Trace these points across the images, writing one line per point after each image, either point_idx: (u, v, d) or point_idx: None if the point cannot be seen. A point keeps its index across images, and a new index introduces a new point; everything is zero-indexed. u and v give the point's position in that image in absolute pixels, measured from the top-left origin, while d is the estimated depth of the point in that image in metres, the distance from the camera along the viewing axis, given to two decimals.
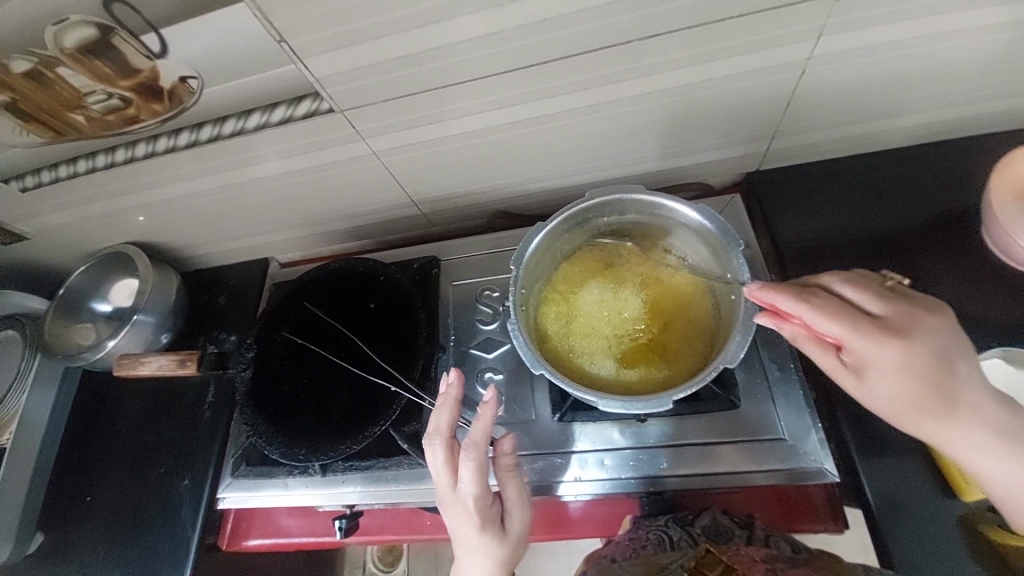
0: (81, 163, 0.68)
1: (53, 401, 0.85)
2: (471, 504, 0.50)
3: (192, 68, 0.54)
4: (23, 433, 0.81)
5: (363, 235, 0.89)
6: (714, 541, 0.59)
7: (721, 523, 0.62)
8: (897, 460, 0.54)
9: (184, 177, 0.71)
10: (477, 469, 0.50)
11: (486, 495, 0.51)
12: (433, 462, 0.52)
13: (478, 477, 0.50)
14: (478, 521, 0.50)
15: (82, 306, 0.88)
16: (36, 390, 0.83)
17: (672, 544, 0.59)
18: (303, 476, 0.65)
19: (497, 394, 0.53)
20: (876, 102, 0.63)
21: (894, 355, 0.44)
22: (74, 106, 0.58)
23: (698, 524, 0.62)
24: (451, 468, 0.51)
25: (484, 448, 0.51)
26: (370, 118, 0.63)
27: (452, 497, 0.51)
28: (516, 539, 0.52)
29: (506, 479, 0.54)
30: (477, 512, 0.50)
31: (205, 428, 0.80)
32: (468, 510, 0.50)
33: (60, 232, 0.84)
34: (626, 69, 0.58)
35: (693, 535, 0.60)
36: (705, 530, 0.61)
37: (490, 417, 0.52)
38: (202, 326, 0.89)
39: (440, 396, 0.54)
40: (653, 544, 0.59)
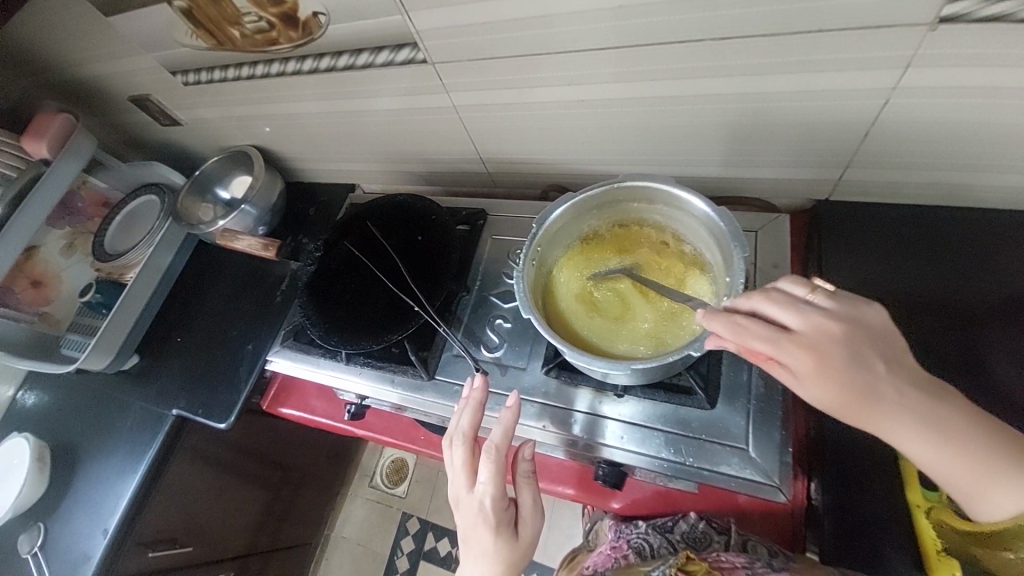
0: (230, 71, 0.84)
1: (171, 259, 1.06)
2: (485, 504, 0.55)
3: (324, 6, 0.66)
4: (146, 275, 1.01)
5: (434, 181, 0.99)
6: (693, 548, 0.67)
7: (699, 530, 0.68)
8: (868, 521, 0.57)
9: (302, 97, 0.85)
10: (493, 473, 0.55)
11: (501, 499, 0.55)
12: (455, 460, 0.58)
13: (495, 480, 0.55)
14: (492, 523, 0.55)
15: (207, 189, 1.08)
16: (162, 246, 1.03)
17: (654, 550, 0.69)
18: (330, 361, 0.77)
19: (518, 401, 0.57)
20: (969, 153, 0.59)
21: (812, 354, 0.44)
22: (233, 23, 0.73)
23: (678, 531, 0.69)
24: (470, 468, 0.57)
25: (502, 454, 0.55)
26: (456, 73, 0.71)
27: (468, 498, 0.56)
28: (527, 543, 0.56)
29: (523, 487, 0.58)
30: (490, 514, 0.55)
31: (273, 309, 0.97)
32: (483, 512, 0.55)
33: (205, 125, 1.03)
34: (696, 67, 0.60)
35: (672, 542, 0.69)
36: (683, 537, 0.69)
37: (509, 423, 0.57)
38: (290, 228, 1.06)
39: (464, 399, 0.60)
40: (635, 553, 0.69)
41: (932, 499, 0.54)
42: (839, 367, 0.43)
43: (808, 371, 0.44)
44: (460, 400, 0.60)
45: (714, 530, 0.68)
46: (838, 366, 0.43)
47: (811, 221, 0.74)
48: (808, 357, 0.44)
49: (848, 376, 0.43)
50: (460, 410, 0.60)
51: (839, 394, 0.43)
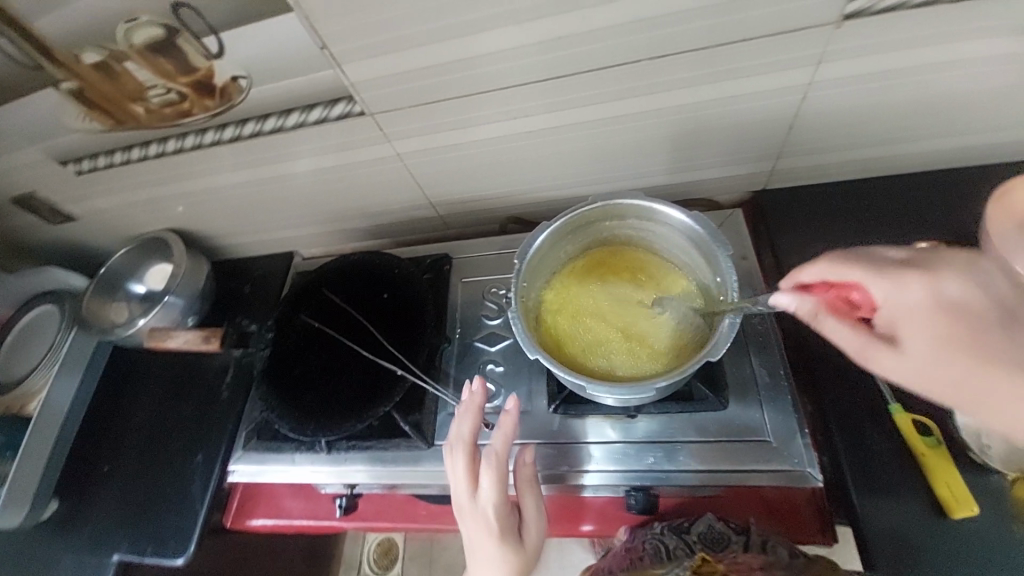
0: (134, 152, 0.75)
1: (77, 386, 0.89)
2: (489, 512, 0.53)
3: (244, 69, 0.61)
4: (45, 418, 0.84)
5: (382, 234, 0.94)
6: (710, 548, 0.61)
7: (717, 531, 0.63)
8: (894, 493, 0.56)
9: (225, 169, 0.78)
10: (496, 478, 0.53)
11: (505, 503, 0.53)
12: (454, 469, 0.55)
13: (497, 486, 0.54)
14: (496, 529, 0.52)
15: (118, 286, 0.95)
16: (61, 376, 0.87)
17: (667, 554, 0.62)
18: (308, 453, 0.68)
19: (519, 405, 0.56)
20: (876, 129, 0.66)
21: (922, 310, 0.45)
22: (136, 98, 0.65)
23: (694, 532, 0.64)
24: (470, 475, 0.54)
25: (503, 457, 0.54)
26: (397, 121, 0.68)
27: (472, 506, 0.53)
28: (532, 548, 0.54)
29: (525, 492, 0.57)
30: (494, 520, 0.53)
31: (221, 406, 0.84)
32: (486, 519, 0.53)
33: (107, 216, 0.91)
34: (635, 86, 0.62)
35: (688, 543, 0.63)
36: (701, 539, 0.63)
37: (510, 427, 0.55)
38: (226, 311, 0.94)
39: (463, 404, 0.58)
40: (650, 556, 0.63)
41: (928, 443, 0.56)
42: (959, 324, 0.43)
43: (914, 328, 0.45)
44: (459, 407, 0.58)
45: (732, 530, 0.62)
46: (956, 322, 0.43)
47: (755, 211, 0.80)
48: (917, 313, 0.45)
49: (966, 328, 0.43)
50: (458, 416, 0.57)
51: (964, 360, 0.43)
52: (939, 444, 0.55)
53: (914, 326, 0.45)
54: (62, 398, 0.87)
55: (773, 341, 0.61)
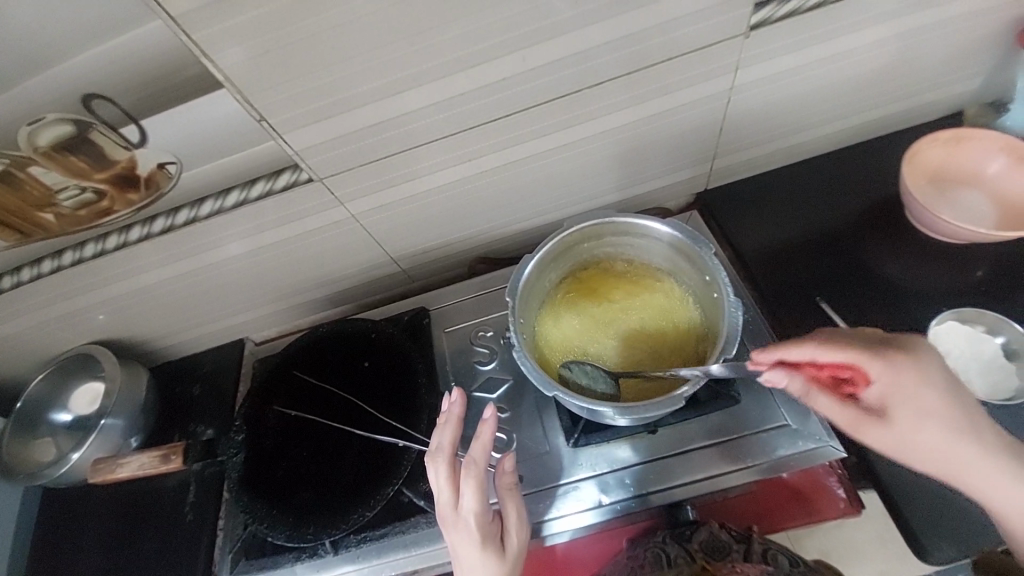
0: (46, 264, 0.67)
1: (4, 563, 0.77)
2: (472, 522, 0.50)
3: (172, 154, 0.56)
4: None
5: (343, 300, 0.89)
6: (712, 559, 0.60)
7: (720, 539, 0.61)
8: None
9: (157, 265, 0.71)
10: (479, 488, 0.50)
11: (486, 512, 0.51)
12: (436, 480, 0.52)
13: (479, 495, 0.50)
14: (478, 539, 0.50)
15: (38, 419, 0.81)
16: None
17: (669, 563, 0.60)
18: (312, 560, 0.60)
19: (497, 413, 0.53)
20: (790, 120, 0.74)
21: (911, 393, 0.48)
22: (43, 205, 0.58)
23: (696, 539, 0.61)
24: (451, 485, 0.51)
25: (483, 465, 0.51)
26: (348, 183, 0.66)
27: (454, 516, 0.50)
28: (517, 556, 0.52)
29: (507, 498, 0.54)
30: (477, 530, 0.50)
31: (189, 532, 0.72)
32: (468, 530, 0.50)
33: (15, 341, 0.79)
34: (579, 113, 0.65)
35: (690, 551, 0.60)
36: (702, 547, 0.60)
37: (490, 435, 0.52)
38: (176, 421, 0.83)
39: (441, 415, 0.54)
40: (651, 563, 0.61)
41: None
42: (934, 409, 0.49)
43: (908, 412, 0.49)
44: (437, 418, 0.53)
45: (734, 538, 0.62)
46: (940, 411, 0.49)
47: (704, 210, 0.84)
48: (901, 395, 0.48)
49: (947, 415, 0.49)
50: (437, 428, 0.53)
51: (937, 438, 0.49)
52: None
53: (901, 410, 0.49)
54: None
55: None
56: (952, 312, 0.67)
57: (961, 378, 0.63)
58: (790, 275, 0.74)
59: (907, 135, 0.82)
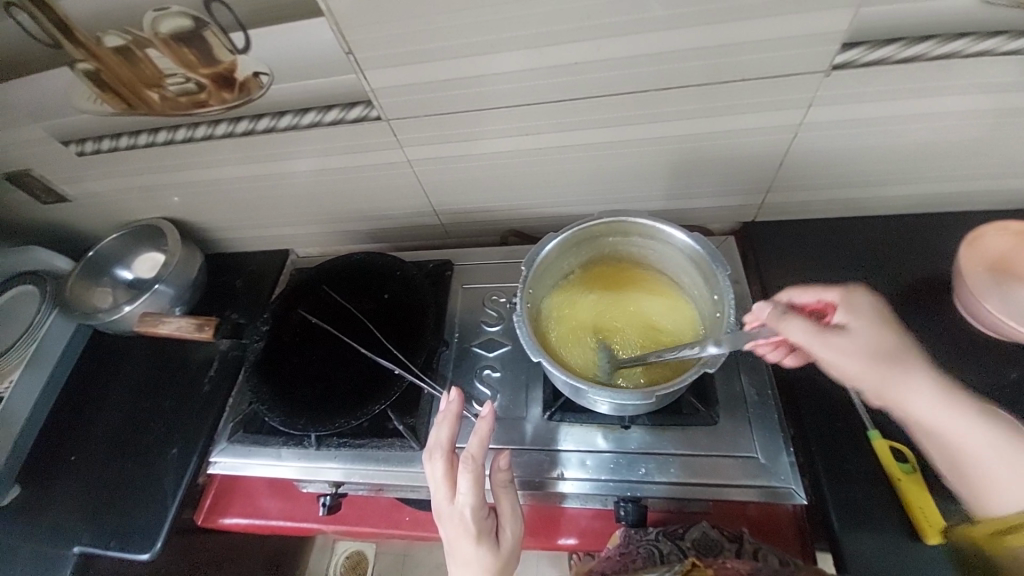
0: (142, 137, 0.76)
1: (42, 389, 0.87)
2: (467, 515, 0.53)
3: (266, 66, 0.63)
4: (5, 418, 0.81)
5: (382, 238, 0.95)
6: (703, 555, 0.62)
7: (711, 537, 0.63)
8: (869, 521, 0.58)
9: (232, 162, 0.79)
10: (473, 482, 0.53)
11: (482, 507, 0.54)
12: (433, 474, 0.55)
13: (474, 489, 0.54)
14: (474, 533, 0.53)
15: (104, 271, 0.93)
16: (26, 377, 0.85)
17: (662, 558, 0.62)
18: (297, 449, 0.67)
19: (493, 410, 0.56)
20: (855, 170, 0.72)
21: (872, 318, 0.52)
22: (153, 85, 0.66)
23: (688, 538, 0.64)
24: (448, 479, 0.55)
25: (479, 462, 0.54)
26: (411, 129, 0.70)
27: (450, 509, 0.54)
28: (510, 550, 0.55)
29: (502, 494, 0.57)
30: (472, 524, 0.53)
31: (203, 400, 0.82)
32: (464, 523, 0.53)
33: (103, 200, 0.91)
34: (642, 114, 0.66)
35: (683, 548, 0.63)
36: (694, 544, 0.63)
37: (486, 432, 0.55)
38: (216, 304, 0.93)
39: (440, 412, 0.58)
40: (643, 558, 0.62)
41: (904, 470, 0.59)
42: (921, 365, 0.50)
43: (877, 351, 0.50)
44: (437, 414, 0.58)
45: (725, 538, 0.63)
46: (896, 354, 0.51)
47: (743, 240, 0.84)
48: (874, 329, 0.51)
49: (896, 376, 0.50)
50: (436, 424, 0.58)
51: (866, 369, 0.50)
52: (915, 470, 0.59)
53: (879, 348, 0.50)
54: (26, 397, 0.85)
55: (762, 363, 0.65)
56: None
57: None
58: None
59: (978, 217, 0.78)
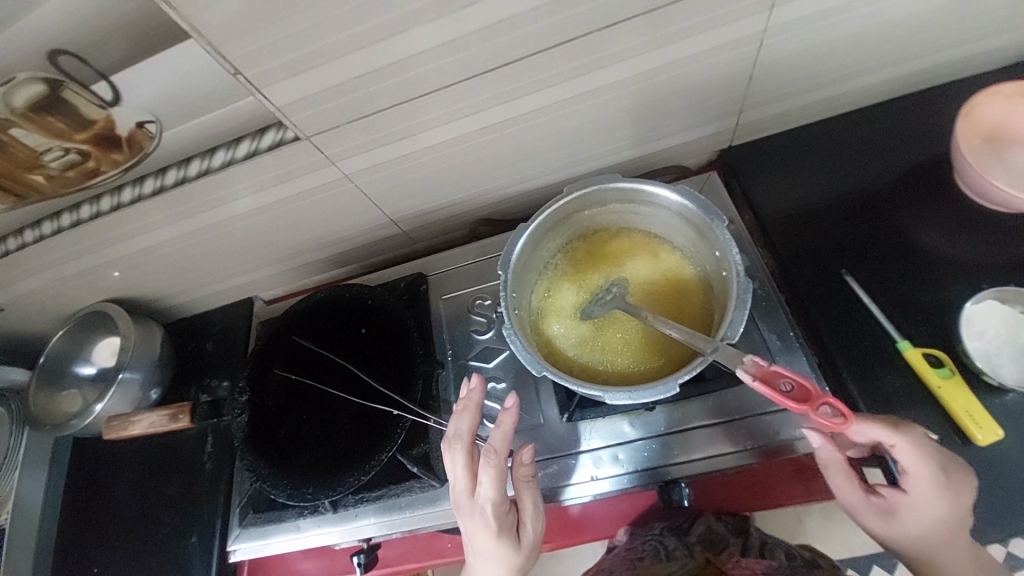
0: (46, 225, 0.67)
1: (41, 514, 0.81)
2: (488, 510, 0.49)
3: (149, 112, 0.53)
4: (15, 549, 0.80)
5: (346, 261, 0.87)
6: (710, 551, 0.65)
7: (716, 530, 0.66)
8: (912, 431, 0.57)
9: (157, 225, 0.70)
10: (495, 477, 0.49)
11: (503, 502, 0.50)
12: (453, 464, 0.51)
13: (495, 484, 0.49)
14: (494, 528, 0.49)
15: (64, 372, 0.85)
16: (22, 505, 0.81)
17: (671, 559, 0.63)
18: (314, 516, 0.63)
19: (519, 402, 0.50)
20: (833, 65, 0.65)
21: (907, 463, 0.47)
22: (31, 167, 0.57)
23: (694, 532, 0.66)
24: (468, 472, 0.50)
25: (503, 457, 0.49)
26: (338, 141, 0.62)
27: (471, 503, 0.50)
28: (530, 548, 0.51)
29: (524, 489, 0.52)
30: (492, 519, 0.49)
31: (207, 479, 0.77)
32: (484, 517, 0.49)
33: (34, 298, 0.82)
34: (588, 60, 0.58)
35: (689, 544, 0.65)
36: (700, 539, 0.65)
37: (511, 425, 0.50)
38: (192, 375, 0.86)
39: (461, 400, 0.53)
40: (651, 555, 0.64)
41: (941, 375, 0.58)
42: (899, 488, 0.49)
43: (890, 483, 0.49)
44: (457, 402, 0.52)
45: (730, 531, 0.67)
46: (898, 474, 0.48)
47: (725, 169, 0.78)
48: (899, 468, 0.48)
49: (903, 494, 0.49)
50: (456, 412, 0.52)
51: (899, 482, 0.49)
52: (952, 373, 0.58)
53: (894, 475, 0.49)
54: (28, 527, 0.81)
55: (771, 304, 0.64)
56: (991, 290, 0.59)
57: (991, 363, 0.57)
58: (814, 242, 0.68)
59: (971, 83, 0.71)
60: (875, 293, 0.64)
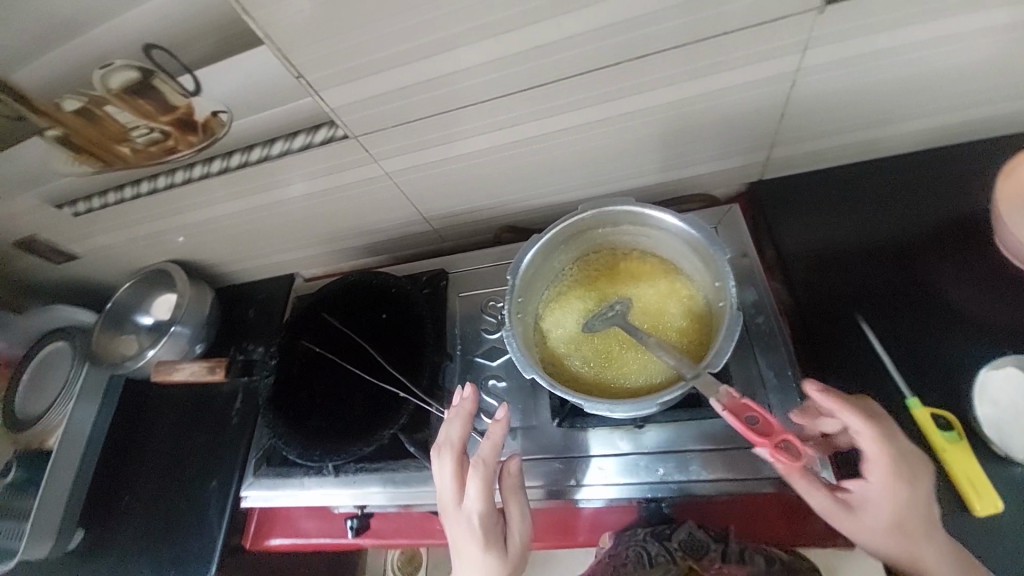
0: (127, 191, 0.77)
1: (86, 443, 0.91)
2: (475, 518, 0.51)
3: (223, 104, 0.61)
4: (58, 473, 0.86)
5: (379, 251, 0.94)
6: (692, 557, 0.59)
7: (698, 538, 0.61)
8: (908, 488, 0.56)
9: (219, 200, 0.79)
10: (482, 484, 0.52)
11: (491, 511, 0.52)
12: (443, 473, 0.55)
13: (482, 492, 0.52)
14: (481, 537, 0.51)
15: (126, 319, 0.97)
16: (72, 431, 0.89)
17: (650, 562, 0.59)
18: (318, 476, 0.69)
19: (507, 411, 0.55)
20: (871, 110, 0.64)
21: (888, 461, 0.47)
22: (121, 141, 0.66)
23: (676, 539, 0.61)
24: (457, 480, 0.54)
25: (491, 464, 0.53)
26: (381, 142, 0.68)
27: (458, 511, 0.52)
28: (517, 562, 0.52)
29: (512, 502, 0.55)
30: (479, 528, 0.51)
31: (233, 431, 0.85)
32: (471, 527, 0.51)
33: (110, 252, 0.93)
34: (619, 87, 0.61)
35: (671, 551, 0.60)
36: (682, 546, 0.61)
37: (499, 433, 0.54)
38: (232, 337, 0.95)
39: (452, 411, 0.58)
40: (633, 561, 0.60)
41: (948, 438, 0.55)
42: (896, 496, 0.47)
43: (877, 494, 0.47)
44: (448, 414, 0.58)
45: (711, 538, 0.61)
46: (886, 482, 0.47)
47: (752, 202, 0.78)
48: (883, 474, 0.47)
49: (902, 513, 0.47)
50: (448, 421, 0.58)
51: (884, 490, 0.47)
52: (960, 437, 0.56)
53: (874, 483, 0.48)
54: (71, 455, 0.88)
55: (778, 341, 0.65)
56: (1012, 356, 0.57)
57: (1001, 432, 0.55)
58: (830, 284, 0.68)
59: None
60: (888, 343, 0.63)
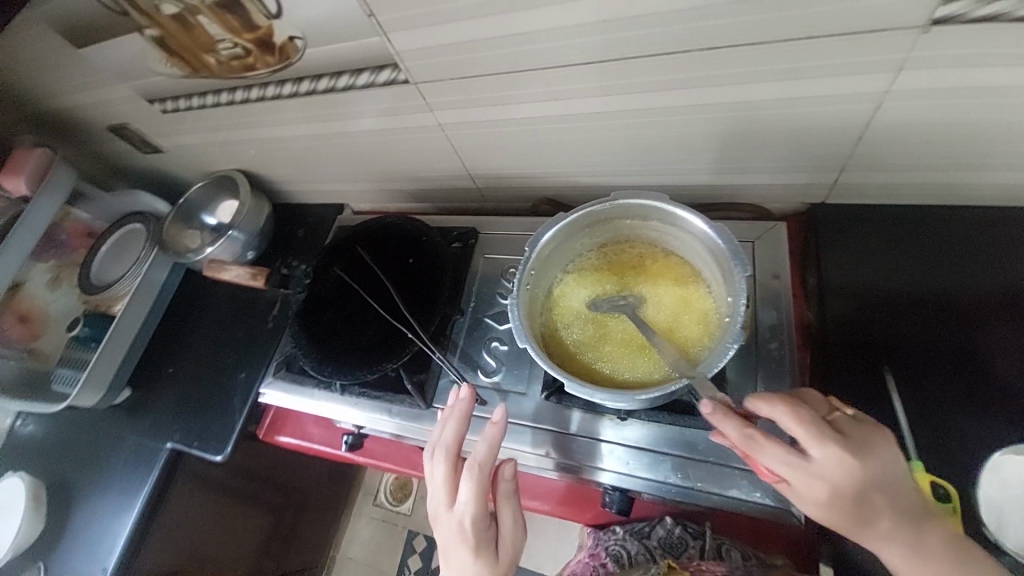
0: (208, 98, 0.83)
1: (145, 315, 1.02)
2: (466, 523, 0.52)
3: (300, 30, 0.64)
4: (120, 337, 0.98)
5: (423, 198, 0.97)
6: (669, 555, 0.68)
7: (675, 536, 0.70)
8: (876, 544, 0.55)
9: (285, 121, 0.84)
10: (474, 489, 0.53)
11: (482, 518, 0.53)
12: (436, 475, 0.56)
13: (474, 497, 0.53)
14: (472, 543, 0.52)
15: (194, 215, 1.07)
16: (135, 302, 1.00)
17: (630, 560, 0.70)
18: (326, 390, 0.76)
19: (502, 415, 0.55)
20: (965, 150, 0.58)
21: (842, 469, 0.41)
22: (208, 51, 0.72)
23: (654, 537, 0.71)
24: (449, 485, 0.55)
25: (484, 469, 0.54)
26: (439, 93, 0.69)
27: (450, 515, 0.53)
28: (507, 567, 0.52)
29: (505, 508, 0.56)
30: (469, 533, 0.52)
31: (266, 334, 0.94)
32: (461, 531, 0.52)
33: (189, 151, 1.02)
34: (685, 77, 0.58)
35: (649, 548, 0.70)
36: (660, 543, 0.70)
37: (493, 437, 0.55)
38: (279, 251, 1.04)
39: (447, 411, 0.60)
40: (613, 561, 0.71)
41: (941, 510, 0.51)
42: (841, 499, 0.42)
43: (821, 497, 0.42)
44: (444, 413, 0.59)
45: (689, 535, 0.69)
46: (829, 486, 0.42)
47: (806, 224, 0.74)
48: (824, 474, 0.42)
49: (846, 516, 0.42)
50: (444, 422, 0.59)
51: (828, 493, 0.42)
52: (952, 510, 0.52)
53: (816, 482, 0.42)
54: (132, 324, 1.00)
55: (785, 371, 0.64)
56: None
57: (1000, 518, 0.51)
58: (861, 326, 0.65)
59: None
60: (907, 399, 0.59)
